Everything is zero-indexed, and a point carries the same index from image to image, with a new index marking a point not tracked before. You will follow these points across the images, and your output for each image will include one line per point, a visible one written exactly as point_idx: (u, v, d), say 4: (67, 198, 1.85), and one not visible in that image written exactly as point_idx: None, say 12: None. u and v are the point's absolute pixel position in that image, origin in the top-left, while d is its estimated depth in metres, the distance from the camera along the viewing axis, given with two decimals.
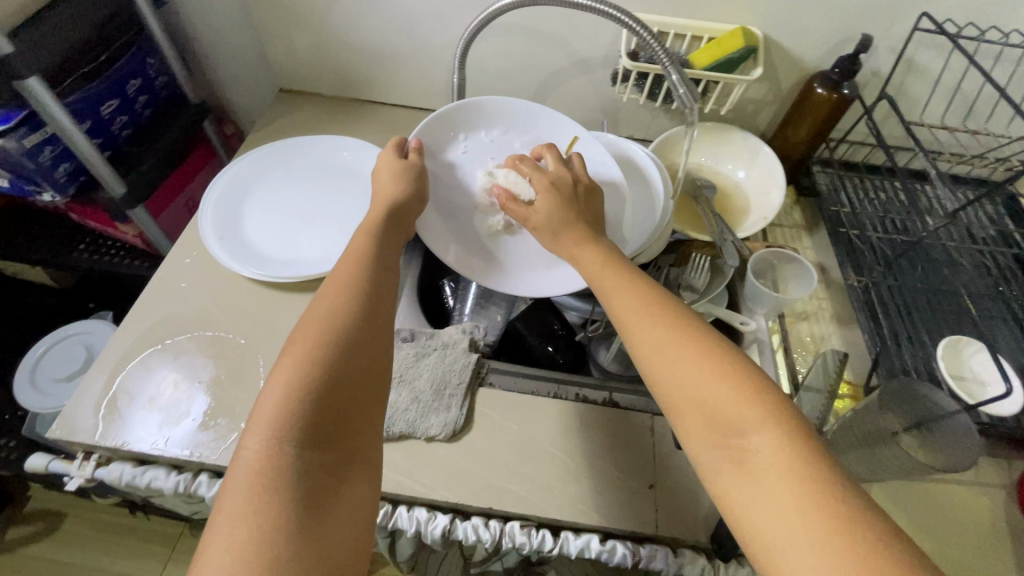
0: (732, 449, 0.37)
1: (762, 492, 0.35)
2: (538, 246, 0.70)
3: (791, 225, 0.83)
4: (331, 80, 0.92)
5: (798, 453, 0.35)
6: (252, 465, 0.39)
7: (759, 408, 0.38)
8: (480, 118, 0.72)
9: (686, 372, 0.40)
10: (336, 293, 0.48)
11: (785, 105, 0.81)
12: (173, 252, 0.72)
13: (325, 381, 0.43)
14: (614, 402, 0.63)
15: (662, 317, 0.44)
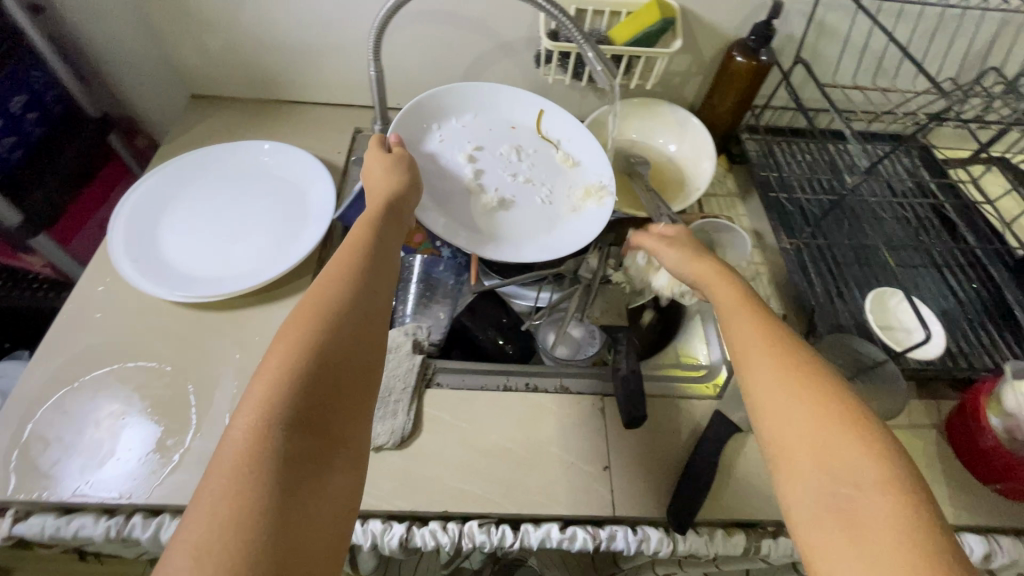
0: (839, 504, 0.32)
1: (860, 501, 0.32)
2: (540, 212, 0.71)
3: (725, 194, 0.84)
4: (246, 83, 0.87)
5: (924, 534, 0.30)
6: (233, 454, 0.34)
7: (878, 467, 0.32)
8: (445, 109, 0.74)
9: (797, 411, 0.35)
10: (333, 283, 0.44)
11: (709, 75, 0.82)
12: (83, 280, 0.66)
13: (317, 364, 0.38)
14: (565, 388, 0.63)
15: (780, 346, 0.39)
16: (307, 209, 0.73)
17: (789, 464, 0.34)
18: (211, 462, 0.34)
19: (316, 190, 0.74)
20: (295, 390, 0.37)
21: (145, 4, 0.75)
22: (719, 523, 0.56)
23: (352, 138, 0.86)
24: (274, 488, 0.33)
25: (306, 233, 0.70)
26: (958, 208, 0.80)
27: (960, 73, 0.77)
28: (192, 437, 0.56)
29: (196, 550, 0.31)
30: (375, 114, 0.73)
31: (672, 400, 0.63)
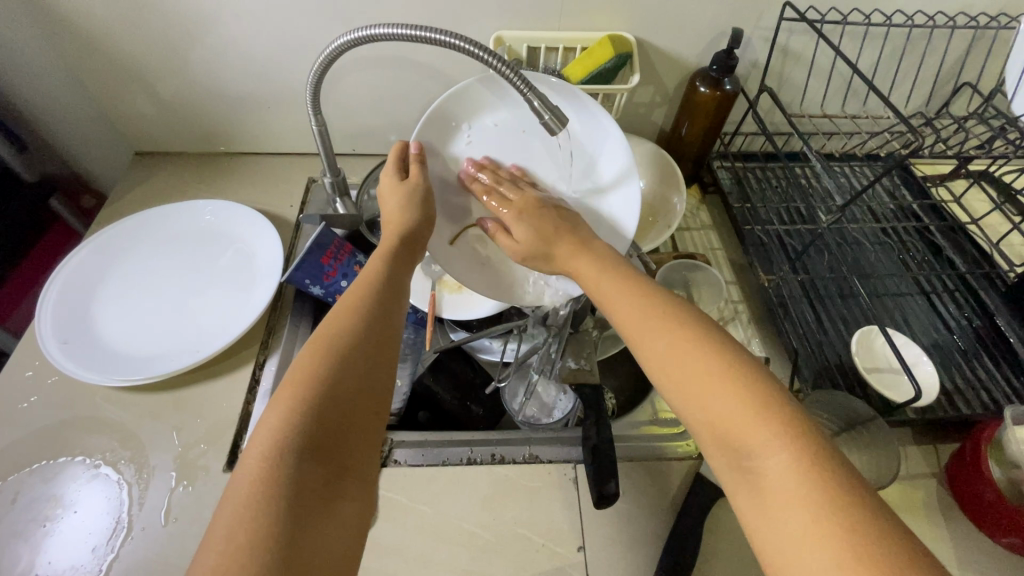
0: (744, 470, 0.34)
1: (754, 455, 0.34)
2: None
3: (699, 227, 0.80)
4: (192, 137, 0.83)
5: (821, 482, 0.32)
6: (245, 490, 0.33)
7: (768, 430, 0.34)
8: (478, 106, 0.61)
9: (692, 382, 0.38)
10: (350, 314, 0.44)
11: (673, 106, 0.79)
12: (12, 364, 0.62)
13: (330, 391, 0.38)
14: (535, 457, 0.58)
15: (664, 325, 0.41)
16: (254, 271, 0.68)
17: (704, 431, 0.37)
18: (227, 489, 0.34)
19: (263, 250, 0.70)
20: (305, 419, 0.37)
21: (75, 64, 0.72)
22: None
23: (306, 188, 0.82)
24: (284, 514, 0.33)
25: (252, 298, 0.66)
26: (942, 230, 0.77)
27: (935, 92, 0.73)
28: (121, 540, 0.51)
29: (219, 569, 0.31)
30: (323, 166, 0.68)
31: (647, 462, 0.58)
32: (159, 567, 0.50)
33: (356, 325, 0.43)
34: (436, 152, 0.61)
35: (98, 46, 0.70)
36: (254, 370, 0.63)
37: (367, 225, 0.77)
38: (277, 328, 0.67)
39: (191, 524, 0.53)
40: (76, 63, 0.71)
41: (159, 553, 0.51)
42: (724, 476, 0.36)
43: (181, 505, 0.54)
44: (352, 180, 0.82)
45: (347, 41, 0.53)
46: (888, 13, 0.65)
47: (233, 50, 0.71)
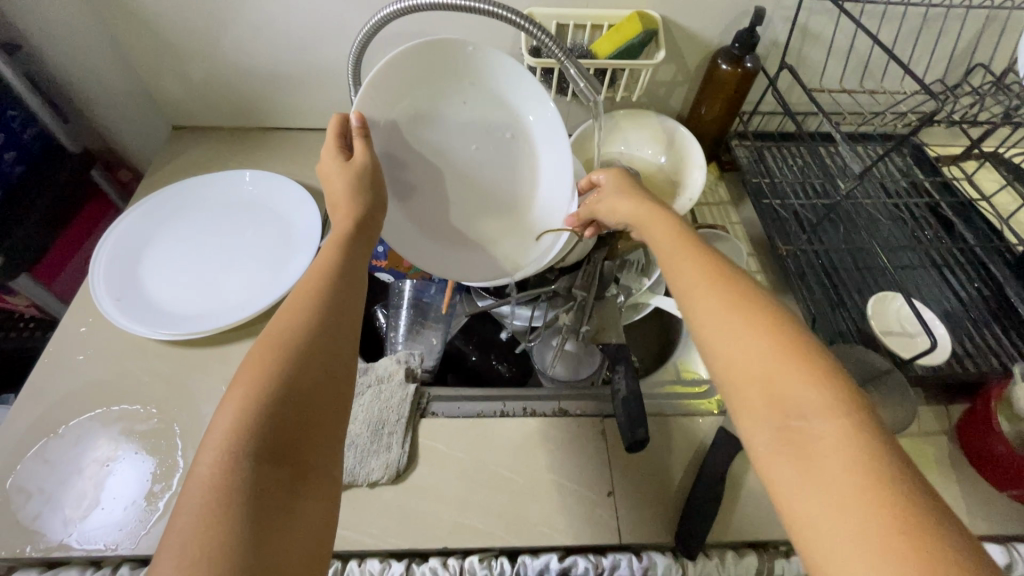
0: (790, 434, 0.33)
1: (797, 417, 0.34)
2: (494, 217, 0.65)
3: (717, 202, 0.83)
4: (227, 111, 0.86)
5: (875, 453, 0.31)
6: (199, 497, 0.33)
7: (825, 395, 0.34)
8: (422, 69, 0.58)
9: (741, 342, 0.37)
10: (303, 316, 0.42)
11: (694, 84, 0.82)
12: (66, 321, 0.65)
13: (287, 393, 0.38)
14: (564, 411, 0.61)
15: (721, 282, 0.41)
16: (292, 239, 0.71)
17: (744, 390, 0.36)
18: (181, 496, 0.34)
19: (301, 218, 0.73)
20: (260, 423, 0.36)
21: (120, 37, 0.74)
22: (729, 544, 0.55)
23: None
24: (244, 519, 0.33)
25: (291, 264, 0.69)
26: (952, 206, 0.79)
27: (950, 70, 0.76)
28: (177, 481, 0.55)
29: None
30: None
31: (674, 418, 0.61)
32: None
33: (315, 327, 0.42)
34: (380, 125, 0.57)
35: (143, 19, 0.72)
36: None
37: None
38: None
39: None
40: (121, 36, 0.74)
41: None
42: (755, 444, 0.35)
43: None
44: None
45: (393, 11, 0.55)
46: None
47: (273, 25, 0.74)
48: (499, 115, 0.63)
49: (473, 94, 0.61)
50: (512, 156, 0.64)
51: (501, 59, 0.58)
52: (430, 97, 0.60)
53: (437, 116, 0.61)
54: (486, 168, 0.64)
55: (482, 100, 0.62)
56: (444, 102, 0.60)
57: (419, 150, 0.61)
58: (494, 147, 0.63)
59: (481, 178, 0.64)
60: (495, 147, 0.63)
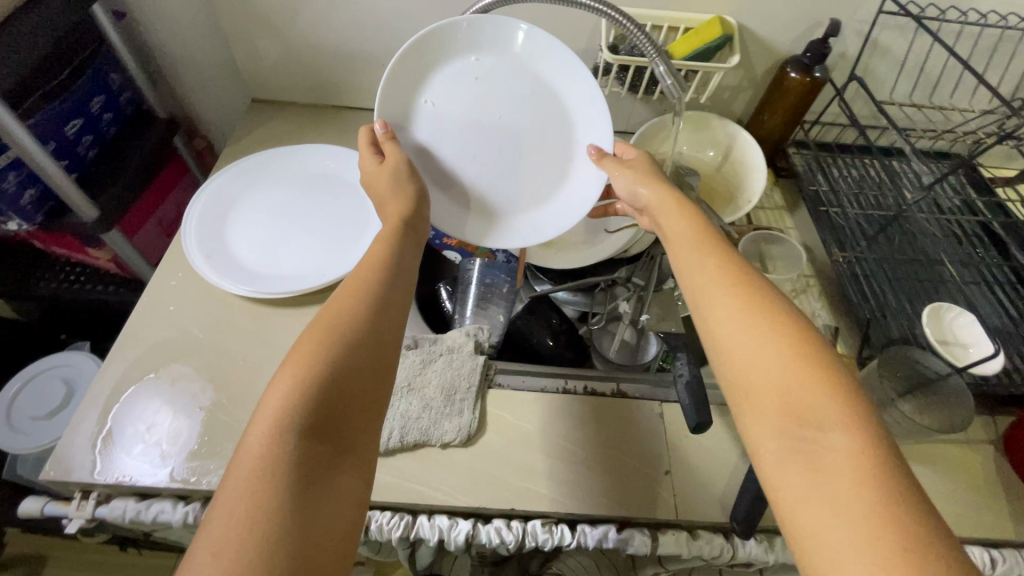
0: (799, 445, 0.36)
1: (811, 427, 0.36)
2: (540, 183, 0.63)
3: (773, 207, 0.85)
4: (305, 88, 0.89)
5: (885, 472, 0.34)
6: (246, 467, 0.35)
7: (840, 410, 0.36)
8: (429, 58, 0.59)
9: (760, 352, 0.39)
10: (350, 299, 0.43)
11: (759, 90, 0.84)
12: (158, 274, 0.69)
13: (334, 373, 0.39)
14: (623, 393, 0.64)
15: (749, 292, 0.42)
16: (367, 213, 0.75)
17: (755, 398, 0.39)
18: (230, 464, 0.36)
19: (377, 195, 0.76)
20: (306, 402, 0.37)
21: (217, 11, 0.78)
22: (776, 530, 0.57)
23: None
24: (286, 494, 0.34)
25: (365, 237, 0.72)
26: (1006, 226, 0.80)
27: (1015, 92, 0.77)
28: None
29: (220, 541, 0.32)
30: None
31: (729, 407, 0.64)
32: None
33: (362, 314, 0.43)
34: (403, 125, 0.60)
35: None
36: None
37: None
38: None
39: None
40: (218, 10, 0.77)
41: None
42: (761, 448, 0.38)
43: None
44: None
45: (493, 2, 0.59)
46: (983, 12, 0.69)
47: (362, 7, 0.77)
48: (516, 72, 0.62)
49: (483, 60, 0.61)
50: (542, 110, 0.62)
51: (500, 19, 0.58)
52: (444, 77, 0.60)
53: (452, 95, 0.60)
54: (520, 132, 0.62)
55: (493, 66, 0.61)
56: (450, 82, 0.60)
57: (448, 136, 0.61)
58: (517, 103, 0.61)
59: (520, 144, 0.62)
60: (519, 105, 0.61)
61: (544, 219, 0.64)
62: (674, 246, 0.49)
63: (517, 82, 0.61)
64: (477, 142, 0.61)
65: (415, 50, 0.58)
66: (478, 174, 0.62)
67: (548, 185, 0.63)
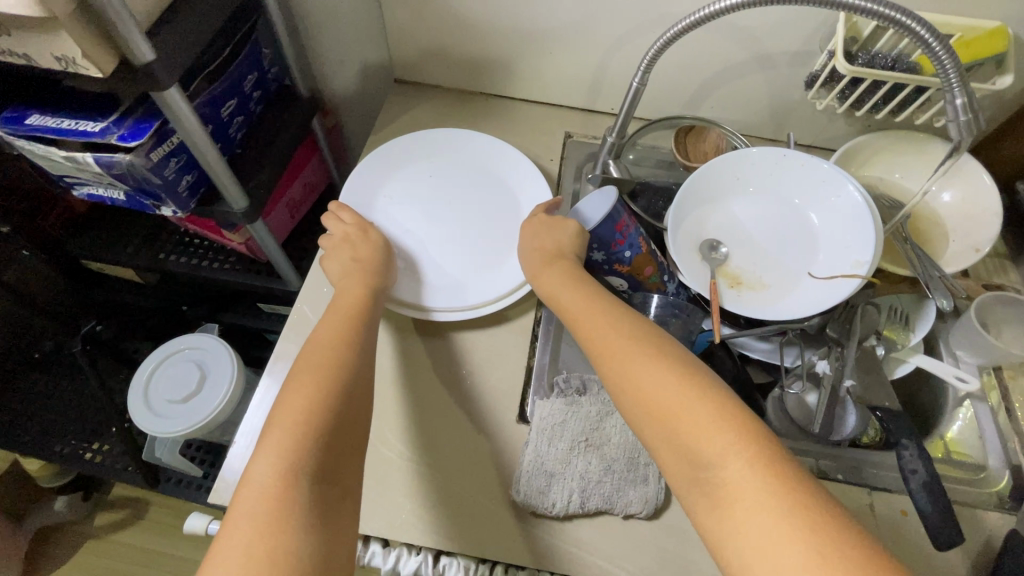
0: (701, 480, 0.38)
1: (707, 464, 0.38)
2: (503, 265, 0.64)
3: (992, 253, 0.71)
4: (454, 72, 0.81)
5: (790, 485, 0.36)
6: (262, 505, 0.36)
7: (727, 435, 0.39)
8: (385, 164, 0.69)
9: (651, 398, 0.42)
10: (331, 342, 0.48)
11: (1003, 113, 0.69)
12: (311, 278, 0.65)
13: (335, 412, 0.43)
14: (822, 471, 0.57)
15: (631, 344, 0.46)
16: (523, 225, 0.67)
17: (660, 445, 0.41)
18: (236, 507, 0.37)
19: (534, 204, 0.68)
20: (312, 441, 0.40)
21: None
22: None
23: (562, 143, 0.79)
24: (303, 532, 0.36)
25: None
26: None
27: None
28: (427, 467, 0.54)
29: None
30: (613, 125, 0.67)
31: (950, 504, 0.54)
32: (464, 504, 0.52)
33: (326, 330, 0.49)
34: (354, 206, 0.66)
35: None
36: (532, 326, 0.63)
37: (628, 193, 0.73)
38: None
39: (488, 468, 0.54)
40: None
41: (462, 489, 0.52)
42: (683, 498, 0.39)
43: (477, 446, 0.55)
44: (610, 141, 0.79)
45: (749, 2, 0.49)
46: None
47: None
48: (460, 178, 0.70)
49: (457, 167, 0.71)
50: (474, 209, 0.68)
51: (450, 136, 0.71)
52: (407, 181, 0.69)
53: (392, 191, 0.68)
54: (490, 223, 0.67)
55: (462, 173, 0.70)
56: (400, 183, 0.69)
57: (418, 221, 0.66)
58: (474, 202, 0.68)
59: (486, 232, 0.66)
60: (489, 202, 0.68)
61: (474, 288, 0.63)
62: (568, 298, 0.54)
63: (460, 190, 0.69)
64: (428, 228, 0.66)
65: (382, 156, 0.70)
66: (434, 254, 0.65)
67: (502, 263, 0.64)
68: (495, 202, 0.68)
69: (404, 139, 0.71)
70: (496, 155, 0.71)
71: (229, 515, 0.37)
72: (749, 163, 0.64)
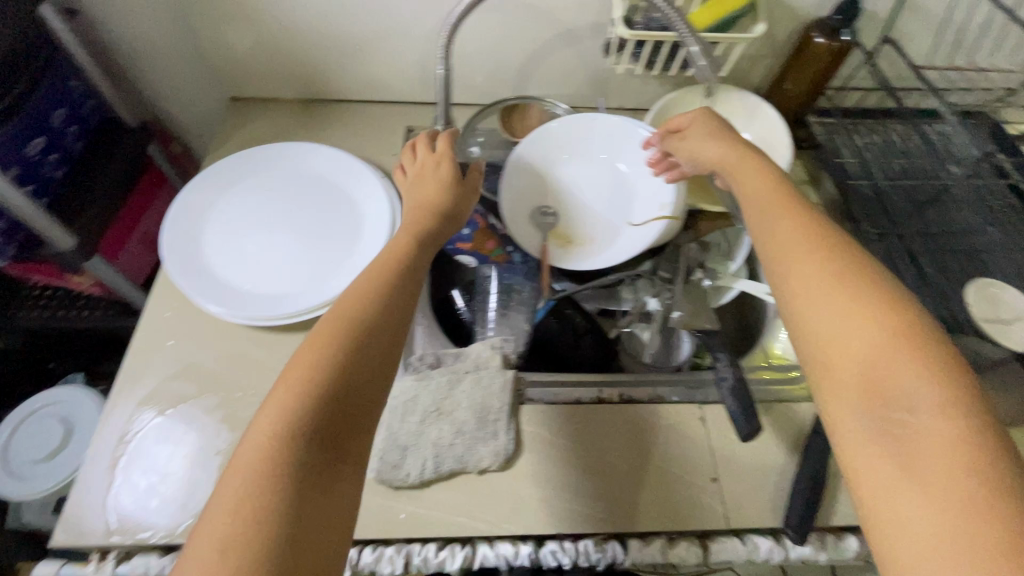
0: (891, 421, 0.34)
1: (898, 408, 0.34)
2: (342, 264, 0.66)
3: (795, 182, 0.81)
4: (288, 82, 0.82)
5: (973, 442, 0.32)
6: (246, 472, 0.32)
7: (934, 385, 0.34)
8: (213, 183, 0.69)
9: (843, 325, 0.38)
10: (364, 295, 0.42)
11: (780, 58, 0.78)
12: (151, 305, 0.63)
13: (349, 367, 0.38)
14: (660, 397, 0.61)
15: (827, 268, 0.40)
16: (360, 223, 0.69)
17: (833, 381, 0.37)
18: (228, 470, 0.33)
19: (369, 202, 0.70)
20: (305, 403, 0.35)
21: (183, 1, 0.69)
22: (828, 528, 0.56)
23: (405, 137, 0.81)
24: (290, 502, 0.32)
25: (363, 249, 0.66)
26: None
27: None
28: None
29: (220, 550, 0.30)
30: (437, 113, 0.70)
31: (768, 404, 0.61)
32: None
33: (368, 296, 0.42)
34: (182, 229, 0.65)
35: None
36: None
37: None
38: None
39: None
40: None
41: None
42: (841, 433, 0.36)
43: None
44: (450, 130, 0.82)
45: None
46: None
47: None
48: (294, 188, 0.71)
49: (289, 177, 0.71)
50: (310, 215, 0.69)
51: (278, 147, 0.72)
52: (238, 198, 0.69)
53: (224, 210, 0.68)
54: (327, 226, 0.68)
55: (295, 182, 0.71)
56: (231, 200, 0.69)
57: (253, 236, 0.67)
58: (309, 208, 0.69)
59: (324, 235, 0.68)
60: (324, 206, 0.70)
61: (313, 291, 0.64)
62: (752, 218, 0.48)
63: (294, 199, 0.70)
64: (263, 241, 0.67)
65: (210, 175, 0.69)
66: (272, 264, 0.65)
67: (341, 262, 0.66)
68: (330, 206, 0.70)
69: (233, 157, 0.71)
70: (327, 160, 0.72)
71: (224, 473, 0.33)
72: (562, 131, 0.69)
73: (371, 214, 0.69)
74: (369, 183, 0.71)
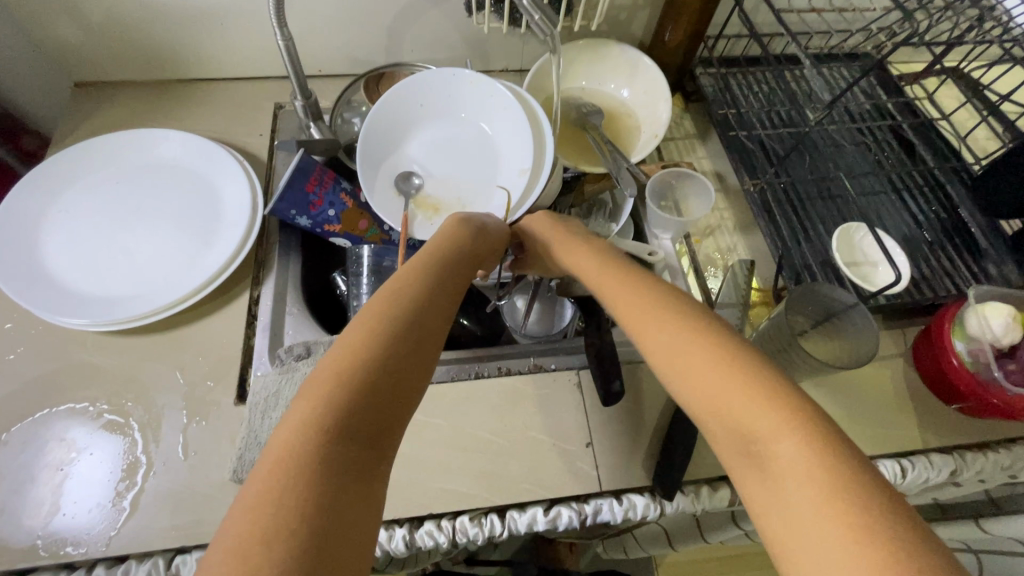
0: (752, 452, 0.30)
1: (755, 435, 0.31)
2: (199, 253, 0.62)
3: (683, 136, 0.80)
4: (137, 63, 0.75)
5: (825, 454, 0.28)
6: (276, 459, 0.28)
7: (772, 408, 0.31)
8: (51, 178, 0.64)
9: (686, 367, 0.35)
10: (414, 288, 0.39)
11: (656, 9, 0.76)
12: None
13: (394, 348, 0.34)
14: (539, 366, 0.61)
15: (664, 315, 0.39)
16: (219, 208, 0.65)
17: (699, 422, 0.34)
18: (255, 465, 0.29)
19: (228, 185, 0.66)
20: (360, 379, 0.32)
21: None
22: (703, 479, 0.56)
23: (274, 115, 0.76)
24: (325, 494, 0.27)
25: (223, 236, 0.63)
26: (914, 127, 0.77)
27: None
28: (143, 476, 0.52)
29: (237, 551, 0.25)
30: (292, 87, 0.66)
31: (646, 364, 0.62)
32: (186, 499, 0.51)
33: (411, 283, 0.39)
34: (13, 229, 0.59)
35: None
36: (250, 306, 0.62)
37: (344, 152, 0.73)
38: (266, 263, 0.65)
39: (210, 457, 0.53)
40: None
41: (184, 486, 0.51)
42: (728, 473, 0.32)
43: (197, 440, 0.54)
44: (323, 105, 0.78)
45: None
46: None
47: None
48: (145, 177, 0.66)
49: (140, 165, 0.67)
50: (163, 204, 0.65)
51: (124, 135, 0.67)
52: (81, 192, 0.64)
53: (65, 207, 0.63)
54: (182, 214, 0.64)
55: (147, 171, 0.66)
56: (73, 196, 0.63)
57: (100, 232, 0.62)
58: (163, 197, 0.65)
59: (179, 224, 0.63)
60: (179, 194, 0.65)
61: (168, 285, 0.60)
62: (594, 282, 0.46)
63: (145, 189, 0.65)
64: (111, 236, 0.62)
65: (47, 170, 0.64)
66: (120, 261, 0.61)
67: (198, 252, 0.62)
68: (186, 193, 0.65)
69: (72, 149, 0.65)
70: (181, 143, 0.68)
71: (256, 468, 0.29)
72: (424, 95, 0.66)
73: (230, 198, 0.65)
74: (227, 165, 0.67)
